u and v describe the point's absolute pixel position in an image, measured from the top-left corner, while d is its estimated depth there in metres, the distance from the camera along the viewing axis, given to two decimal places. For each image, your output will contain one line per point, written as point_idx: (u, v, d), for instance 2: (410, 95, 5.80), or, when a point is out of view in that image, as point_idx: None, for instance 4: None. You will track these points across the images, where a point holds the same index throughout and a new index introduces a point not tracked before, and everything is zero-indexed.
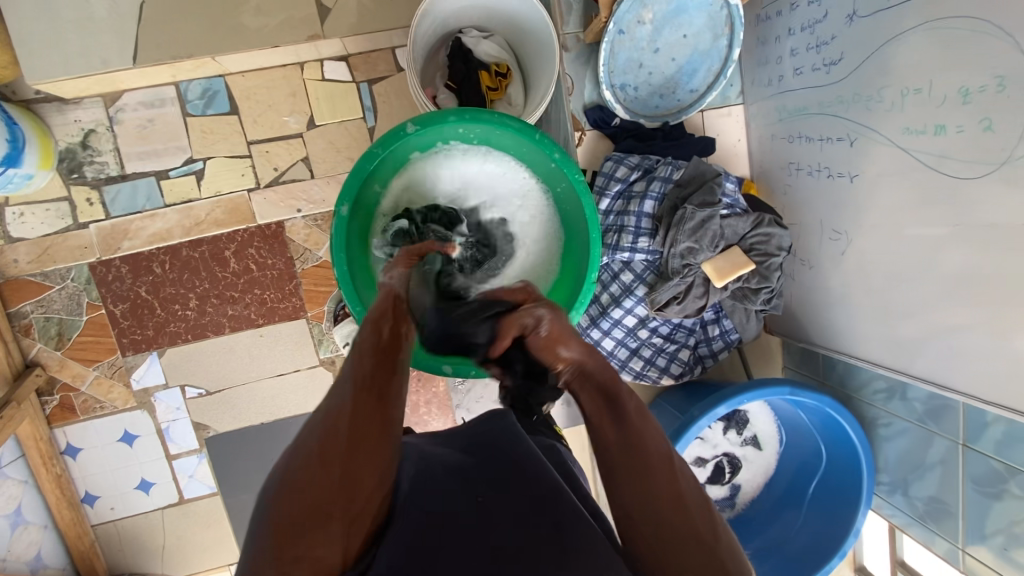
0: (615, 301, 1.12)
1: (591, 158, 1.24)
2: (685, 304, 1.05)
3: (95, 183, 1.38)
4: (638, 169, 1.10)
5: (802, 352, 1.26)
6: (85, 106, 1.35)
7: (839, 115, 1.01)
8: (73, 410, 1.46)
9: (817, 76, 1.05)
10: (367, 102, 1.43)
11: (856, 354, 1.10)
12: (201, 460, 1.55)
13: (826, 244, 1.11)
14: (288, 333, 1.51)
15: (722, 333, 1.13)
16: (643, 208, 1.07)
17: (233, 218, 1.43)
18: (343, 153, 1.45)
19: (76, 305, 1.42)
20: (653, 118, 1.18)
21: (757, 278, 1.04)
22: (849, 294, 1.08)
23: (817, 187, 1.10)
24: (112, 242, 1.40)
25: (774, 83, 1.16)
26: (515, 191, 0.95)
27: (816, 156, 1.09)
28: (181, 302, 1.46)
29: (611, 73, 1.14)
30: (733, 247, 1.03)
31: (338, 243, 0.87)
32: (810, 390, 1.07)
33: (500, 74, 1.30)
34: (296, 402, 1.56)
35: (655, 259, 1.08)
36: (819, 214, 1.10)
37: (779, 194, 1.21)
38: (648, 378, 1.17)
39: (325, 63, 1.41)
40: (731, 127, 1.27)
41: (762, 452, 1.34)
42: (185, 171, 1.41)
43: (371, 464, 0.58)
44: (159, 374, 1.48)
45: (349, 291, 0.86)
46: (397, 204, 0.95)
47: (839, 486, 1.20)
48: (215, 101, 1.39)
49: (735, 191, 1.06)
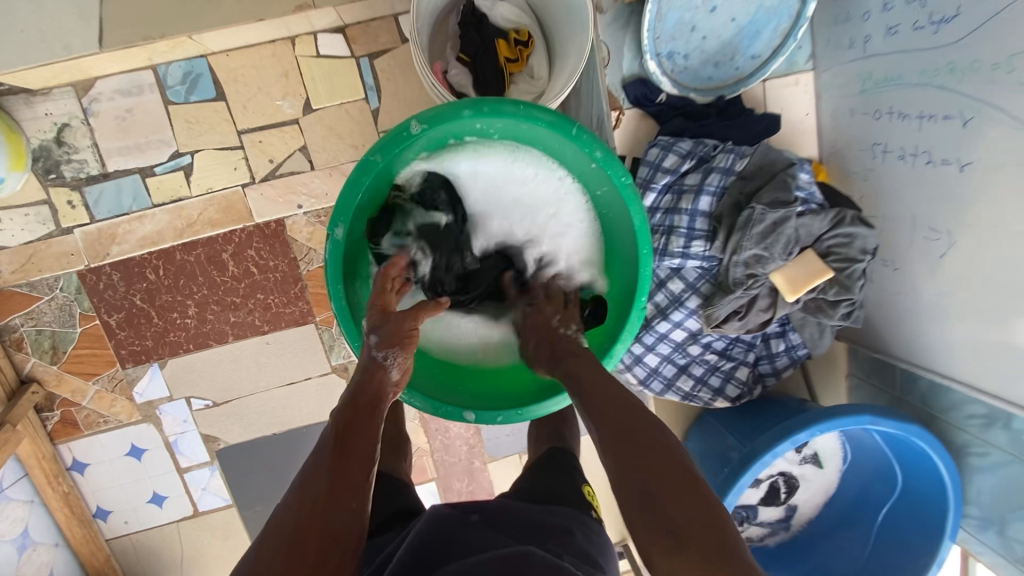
0: (660, 313, 0.98)
1: (631, 142, 1.07)
2: (747, 319, 0.91)
3: (75, 183, 1.25)
4: (691, 158, 0.94)
5: (874, 362, 1.09)
6: (56, 97, 1.21)
7: (947, 86, 0.82)
8: (77, 425, 1.38)
9: (919, 37, 0.85)
10: (369, 80, 1.26)
11: (953, 376, 0.93)
12: (214, 472, 1.46)
13: (919, 243, 0.93)
14: (296, 340, 1.39)
15: (788, 349, 0.99)
16: (698, 206, 0.92)
17: (227, 218, 1.29)
18: (345, 140, 1.28)
19: (67, 317, 1.31)
20: (705, 91, 1.01)
21: (836, 290, 0.88)
22: (946, 303, 0.90)
23: (911, 175, 0.91)
24: (100, 248, 1.28)
25: (858, 45, 0.97)
26: (551, 192, 0.83)
27: (911, 137, 0.90)
28: (179, 310, 1.34)
29: (657, 40, 0.97)
30: (808, 251, 0.87)
31: (336, 273, 0.75)
32: (896, 416, 0.92)
33: (520, 42, 1.10)
34: (309, 411, 1.45)
35: (711, 267, 0.93)
36: (912, 206, 0.92)
37: (858, 179, 1.04)
38: (699, 400, 1.03)
39: (319, 36, 1.23)
40: (800, 98, 1.10)
41: (822, 470, 1.19)
42: (171, 167, 1.26)
43: (347, 522, 0.55)
44: (163, 386, 1.39)
45: (349, 328, 0.76)
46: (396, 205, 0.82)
47: (915, 515, 1.06)
48: (198, 85, 1.23)
49: (811, 182, 0.88)
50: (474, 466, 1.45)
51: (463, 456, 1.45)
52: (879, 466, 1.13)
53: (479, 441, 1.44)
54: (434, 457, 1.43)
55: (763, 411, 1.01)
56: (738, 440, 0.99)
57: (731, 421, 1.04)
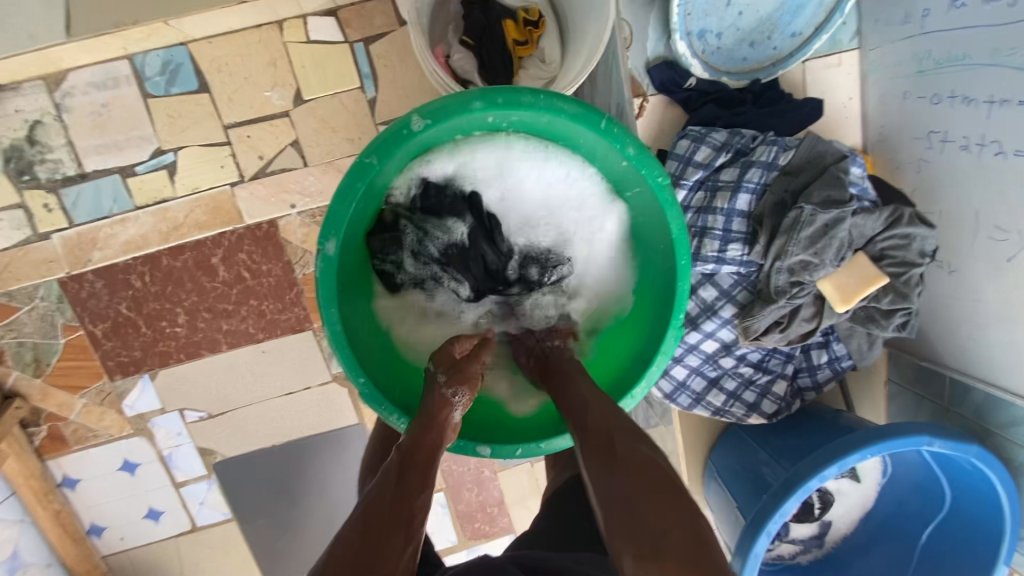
0: (691, 323, 0.89)
1: (654, 132, 0.97)
2: (789, 330, 0.83)
3: (51, 185, 1.16)
4: (726, 151, 0.85)
5: (920, 371, 0.99)
6: (26, 92, 1.12)
7: (1023, 66, 0.72)
8: (65, 440, 1.31)
9: (989, 10, 0.76)
10: (365, 67, 1.15)
11: (1015, 392, 0.84)
12: (211, 486, 1.37)
13: (980, 243, 0.83)
14: (293, 349, 1.29)
15: (832, 360, 0.91)
16: (735, 205, 0.83)
17: (216, 219, 1.20)
18: (340, 133, 1.18)
19: (50, 328, 1.23)
20: (739, 75, 0.91)
21: (891, 298, 0.79)
22: (1012, 310, 0.81)
23: (974, 166, 0.82)
24: (80, 254, 1.19)
25: (915, 19, 0.87)
26: (572, 192, 0.75)
27: (976, 124, 0.80)
28: (168, 319, 1.25)
29: (687, 18, 0.87)
30: (860, 255, 0.79)
31: (329, 294, 0.66)
32: (952, 435, 0.84)
33: (530, 23, 1.01)
34: (308, 422, 1.35)
35: (749, 273, 0.84)
36: (974, 202, 0.83)
37: (910, 170, 0.94)
38: (730, 416, 0.94)
39: (308, 20, 1.13)
40: (842, 80, 1.00)
41: (859, 484, 1.08)
42: (153, 166, 1.17)
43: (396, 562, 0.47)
44: (155, 399, 1.30)
45: (345, 354, 0.66)
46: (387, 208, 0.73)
47: (964, 536, 0.97)
48: (179, 76, 1.13)
49: (863, 177, 0.80)
50: (485, 476, 1.37)
51: (472, 465, 1.37)
52: (924, 483, 1.02)
53: None
54: (443, 467, 1.35)
55: (801, 428, 0.93)
56: (771, 456, 0.92)
57: (764, 436, 0.95)
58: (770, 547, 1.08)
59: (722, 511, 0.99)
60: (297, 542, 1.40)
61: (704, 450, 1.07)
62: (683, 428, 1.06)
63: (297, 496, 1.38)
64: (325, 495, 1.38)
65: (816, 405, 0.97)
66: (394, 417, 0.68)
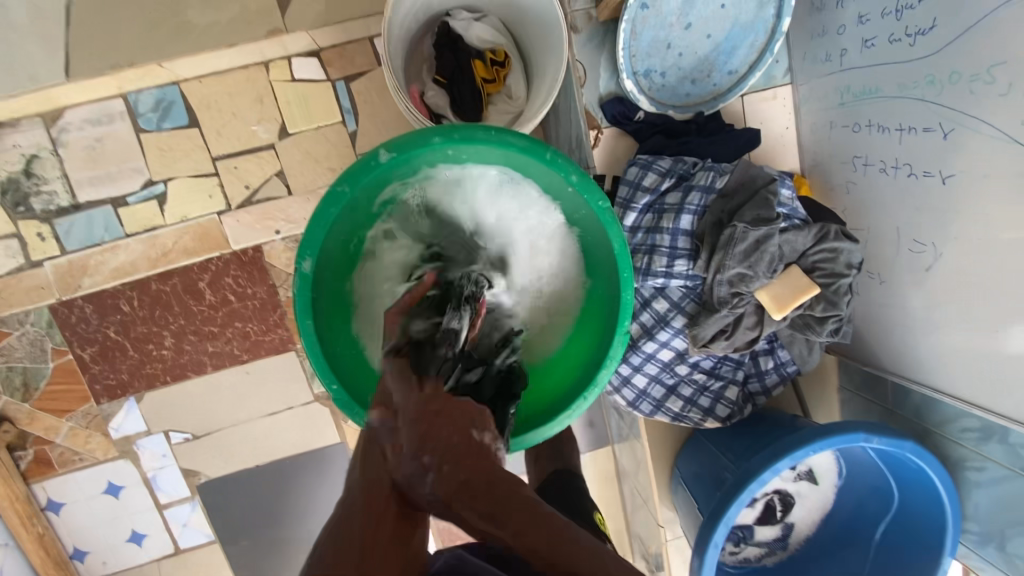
0: (646, 333, 0.99)
1: (609, 160, 1.06)
2: (734, 338, 0.92)
3: (45, 216, 1.22)
4: (670, 176, 0.96)
5: (865, 376, 1.06)
6: (24, 128, 1.18)
7: (926, 98, 0.83)
8: (51, 464, 1.33)
9: (895, 49, 0.87)
10: (345, 102, 1.24)
11: (945, 391, 0.91)
12: (195, 508, 1.39)
13: (904, 256, 0.93)
14: (277, 369, 1.34)
15: (777, 365, 1.01)
16: (679, 225, 0.94)
17: (204, 245, 1.26)
18: (323, 164, 1.26)
19: (39, 352, 1.27)
20: (684, 109, 1.02)
21: (823, 305, 0.89)
22: (936, 315, 0.89)
23: (893, 187, 0.92)
24: (71, 280, 1.25)
25: (835, 58, 0.99)
26: (539, 222, 0.82)
27: (893, 149, 0.91)
28: (156, 342, 1.29)
29: (633, 59, 0.97)
30: (793, 267, 0.89)
31: (305, 308, 0.73)
32: (890, 432, 0.89)
33: (497, 62, 1.10)
34: (291, 442, 1.38)
35: (696, 285, 0.94)
36: (896, 219, 0.92)
37: (841, 191, 1.04)
38: (689, 421, 1.03)
39: (293, 60, 1.22)
40: (778, 112, 1.11)
41: (817, 487, 1.12)
42: (145, 196, 1.23)
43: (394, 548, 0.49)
44: (140, 421, 1.33)
45: (319, 362, 0.74)
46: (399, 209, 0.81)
47: (915, 538, 1.01)
48: (170, 112, 1.21)
49: (793, 198, 0.91)
50: None
51: None
52: (878, 481, 1.06)
53: None
54: None
55: (756, 429, 0.99)
56: (732, 459, 0.96)
57: (724, 441, 1.00)
58: (735, 551, 1.10)
59: (687, 516, 1.04)
60: (281, 563, 1.41)
61: (669, 456, 1.12)
62: (650, 438, 1.11)
63: (280, 518, 1.40)
64: (309, 515, 1.40)
65: (770, 410, 1.03)
66: (366, 420, 0.75)
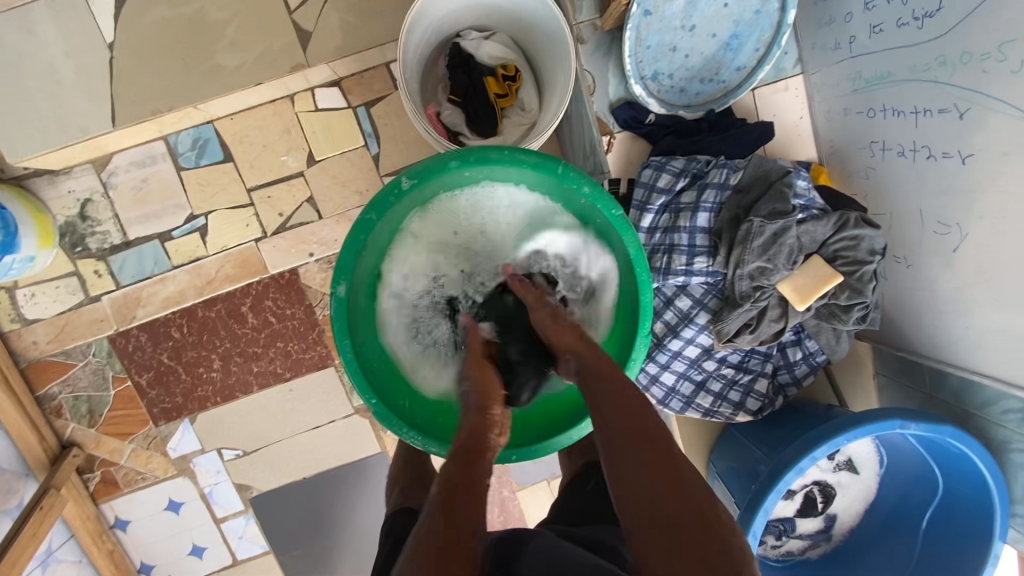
0: (671, 331, 1.01)
1: (625, 164, 1.08)
2: (759, 331, 0.94)
3: (100, 253, 1.32)
4: (684, 176, 0.97)
5: (901, 362, 1.04)
6: (77, 175, 1.29)
7: (939, 80, 0.82)
8: (116, 484, 1.42)
9: (903, 33, 0.87)
10: (367, 127, 1.30)
11: (981, 372, 0.90)
12: (249, 521, 1.46)
13: (929, 237, 0.92)
14: (316, 385, 1.40)
15: (806, 356, 1.01)
16: (696, 223, 0.95)
17: (243, 272, 1.34)
18: (350, 187, 1.32)
19: (101, 380, 1.37)
20: (693, 107, 1.04)
21: (847, 294, 0.90)
22: (967, 296, 0.88)
23: (913, 169, 0.91)
24: (127, 311, 1.34)
25: (843, 46, 0.99)
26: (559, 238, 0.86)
27: (909, 132, 0.90)
28: (205, 365, 1.37)
29: (639, 64, 1.00)
30: (813, 258, 0.90)
31: (342, 329, 0.78)
32: (927, 417, 0.87)
33: (508, 77, 1.12)
34: (334, 454, 1.44)
35: (716, 281, 0.96)
36: (918, 201, 0.92)
37: (860, 177, 1.04)
38: (721, 415, 1.04)
39: (316, 91, 1.29)
40: (791, 102, 1.11)
41: (858, 476, 1.10)
42: (188, 229, 1.32)
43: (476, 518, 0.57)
44: (194, 440, 1.41)
45: (359, 380, 0.78)
46: (423, 224, 0.84)
47: (960, 526, 0.98)
48: (206, 149, 1.30)
49: (809, 189, 0.91)
50: (504, 496, 1.43)
51: (492, 487, 1.43)
52: (920, 468, 1.04)
53: (506, 470, 1.42)
54: None
55: (786, 422, 0.99)
56: (765, 452, 0.96)
57: (758, 435, 1.00)
58: (777, 544, 1.09)
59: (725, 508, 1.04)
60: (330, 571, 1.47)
61: (704, 453, 1.12)
62: (682, 433, 1.12)
63: (328, 527, 1.46)
64: (355, 523, 1.46)
65: (803, 401, 1.04)
66: (404, 430, 0.80)
